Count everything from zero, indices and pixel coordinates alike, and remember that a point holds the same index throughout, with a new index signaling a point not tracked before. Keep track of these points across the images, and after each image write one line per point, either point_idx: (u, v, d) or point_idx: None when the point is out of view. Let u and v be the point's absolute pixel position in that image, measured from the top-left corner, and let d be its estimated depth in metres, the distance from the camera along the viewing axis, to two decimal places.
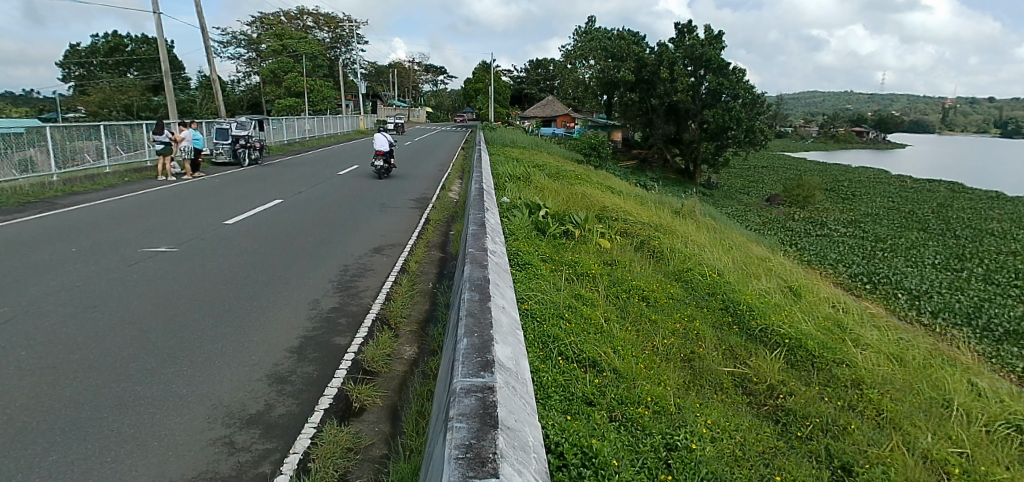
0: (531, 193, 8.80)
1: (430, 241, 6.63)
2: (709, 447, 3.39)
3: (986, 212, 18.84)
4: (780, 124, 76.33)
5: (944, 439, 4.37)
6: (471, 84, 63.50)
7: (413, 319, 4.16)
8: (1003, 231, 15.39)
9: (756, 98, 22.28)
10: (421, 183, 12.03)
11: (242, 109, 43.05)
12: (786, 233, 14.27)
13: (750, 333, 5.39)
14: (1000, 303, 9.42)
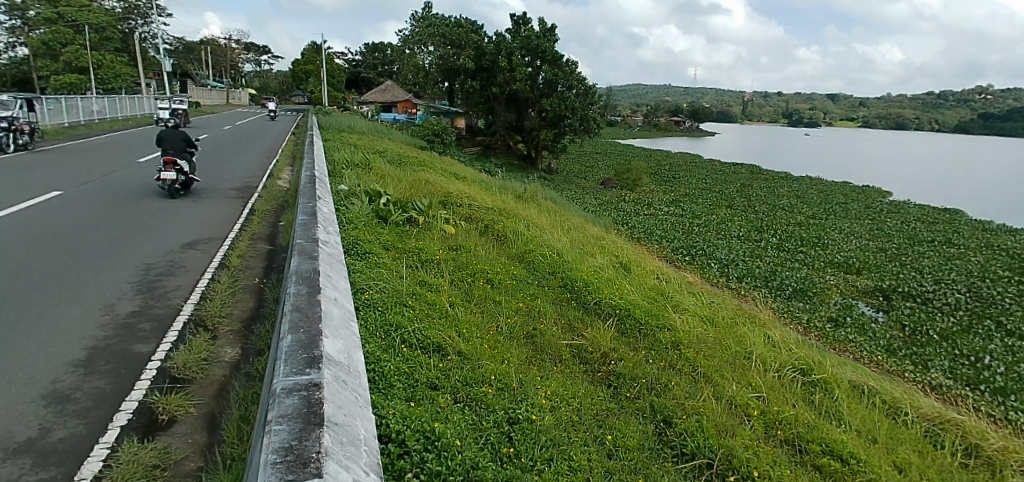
0: (371, 180, 8.57)
1: (256, 233, 6.18)
2: (548, 416, 3.68)
3: (779, 190, 22.12)
4: (610, 111, 81.92)
5: (746, 385, 5.20)
6: (300, 65, 59.57)
7: (235, 319, 3.87)
8: (790, 205, 18.20)
9: (589, 89, 23.65)
10: (242, 171, 11.03)
11: (6, 87, 35.81)
12: (618, 212, 15.54)
13: (586, 306, 5.81)
14: (788, 266, 11.22)
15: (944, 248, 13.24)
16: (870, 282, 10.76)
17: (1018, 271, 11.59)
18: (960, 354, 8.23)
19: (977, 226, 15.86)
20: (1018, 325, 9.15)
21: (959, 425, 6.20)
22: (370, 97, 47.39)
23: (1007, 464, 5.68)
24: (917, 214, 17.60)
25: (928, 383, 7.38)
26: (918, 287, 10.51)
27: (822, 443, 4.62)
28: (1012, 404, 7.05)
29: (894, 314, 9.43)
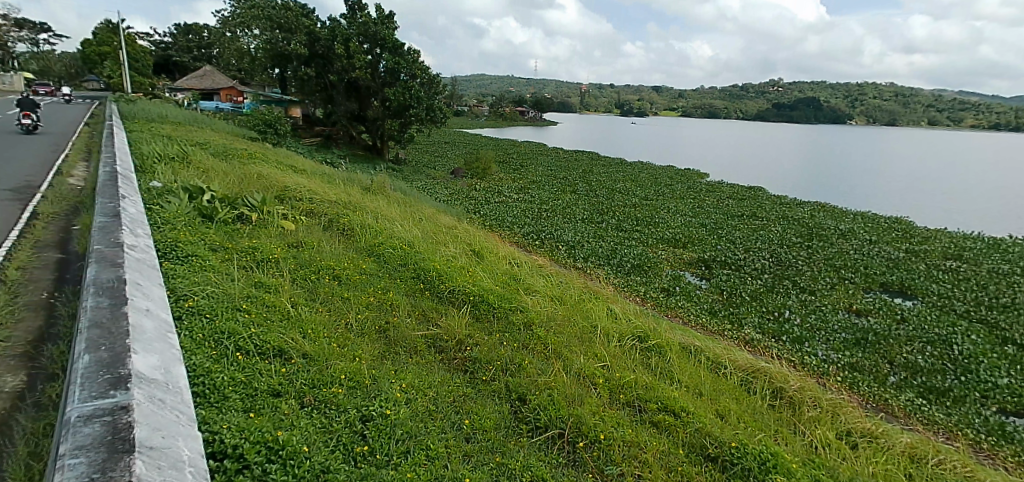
0: (191, 176, 7.77)
1: (42, 240, 5.29)
2: (403, 409, 3.75)
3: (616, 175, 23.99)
4: (454, 101, 82.12)
5: (592, 357, 5.69)
6: (92, 47, 51.36)
7: (16, 341, 3.33)
8: (625, 188, 19.81)
9: (433, 78, 23.55)
10: (14, 169, 9.29)
11: None
12: (469, 201, 15.76)
13: (440, 295, 5.84)
14: (626, 244, 12.23)
15: (750, 220, 15.35)
16: (695, 254, 12.13)
17: (805, 237, 13.84)
18: (766, 311, 9.66)
19: (774, 201, 18.58)
20: (807, 282, 10.97)
21: (767, 372, 7.25)
22: (185, 84, 42.28)
23: (802, 400, 6.80)
24: (728, 192, 20.12)
25: (743, 338, 8.56)
26: (732, 256, 12.06)
27: (658, 401, 5.24)
28: (808, 350, 8.55)
29: (714, 281, 10.74)
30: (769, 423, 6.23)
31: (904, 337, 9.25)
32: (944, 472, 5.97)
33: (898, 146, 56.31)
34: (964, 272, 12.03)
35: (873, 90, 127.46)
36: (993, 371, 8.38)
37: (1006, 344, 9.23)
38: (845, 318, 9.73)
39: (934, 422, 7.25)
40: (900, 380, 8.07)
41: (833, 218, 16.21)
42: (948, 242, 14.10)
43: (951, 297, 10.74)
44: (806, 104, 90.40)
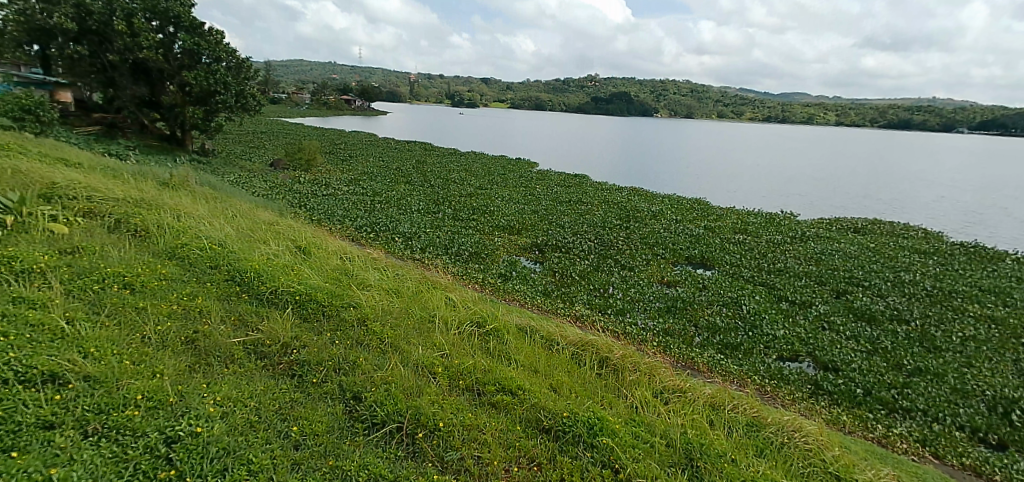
0: None
1: None
2: (218, 424, 4.12)
3: (450, 165, 24.21)
4: (272, 87, 75.98)
5: (431, 347, 5.84)
6: None
7: None
8: (459, 178, 20.05)
9: (242, 62, 21.71)
10: None
11: None
12: (293, 195, 14.80)
13: (260, 298, 5.77)
14: (463, 233, 12.43)
15: (576, 205, 16.51)
16: (529, 240, 12.73)
17: (624, 219, 15.26)
18: (593, 288, 10.48)
19: (596, 187, 20.15)
20: (627, 260, 12.12)
21: (595, 344, 7.88)
22: None
23: (624, 367, 7.50)
24: (556, 179, 21.37)
25: (575, 315, 9.21)
26: (562, 239, 12.88)
27: (495, 383, 5.58)
28: (630, 321, 9.48)
29: (547, 264, 11.40)
30: (597, 391, 6.89)
31: (705, 301, 10.71)
32: (738, 414, 7.01)
33: (700, 136, 64.24)
34: (749, 243, 14.21)
35: (672, 86, 144.45)
36: (771, 324, 10.08)
37: (780, 301, 11.17)
38: (658, 289, 10.95)
39: (730, 372, 8.50)
40: (704, 340, 9.35)
41: (646, 201, 18.05)
42: (736, 218, 16.54)
43: (740, 265, 12.64)
44: (622, 98, 99.20)
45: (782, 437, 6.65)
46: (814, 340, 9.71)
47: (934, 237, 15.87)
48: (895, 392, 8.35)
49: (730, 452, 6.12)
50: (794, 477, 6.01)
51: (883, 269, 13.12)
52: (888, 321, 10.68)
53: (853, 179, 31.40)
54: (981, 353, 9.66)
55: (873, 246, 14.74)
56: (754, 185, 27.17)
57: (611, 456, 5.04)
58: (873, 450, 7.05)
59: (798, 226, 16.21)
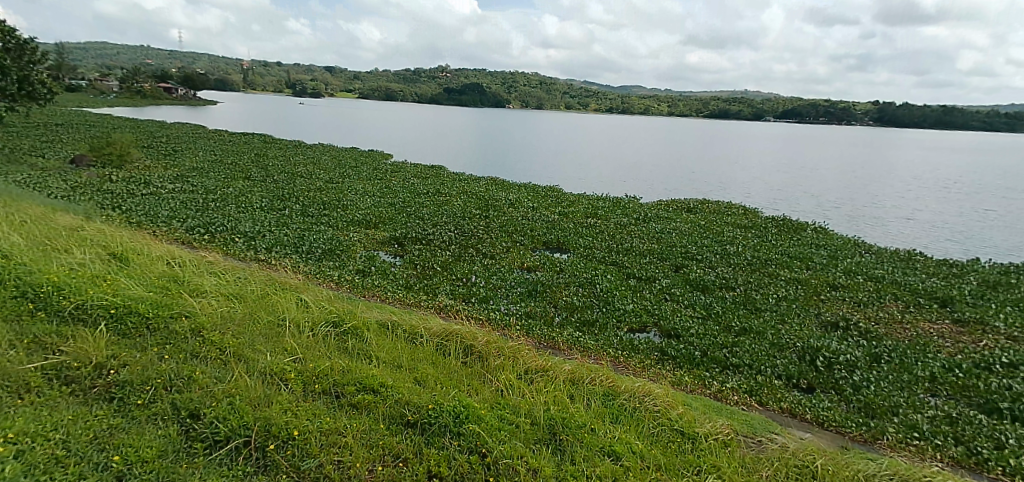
0: None
1: None
2: (13, 465, 3.70)
3: (294, 158, 22.87)
4: (70, 73, 65.58)
5: (282, 352, 5.73)
6: None
7: None
8: (306, 172, 18.99)
9: (25, 43, 18.54)
10: None
11: None
12: (105, 196, 12.95)
13: (62, 315, 5.41)
14: (314, 229, 11.84)
15: (434, 196, 16.43)
16: (387, 233, 12.44)
17: (483, 208, 15.50)
18: (455, 278, 10.54)
19: (454, 177, 20.23)
20: (487, 248, 12.33)
21: (459, 333, 7.93)
22: None
23: (489, 352, 7.66)
24: (413, 171, 21.04)
25: (439, 305, 9.19)
26: (421, 231, 12.76)
27: (355, 383, 5.55)
28: (493, 307, 9.70)
29: (407, 257, 11.23)
30: (463, 379, 6.95)
31: (563, 283, 11.27)
32: (596, 386, 7.47)
33: (553, 127, 67.24)
34: (598, 226, 15.17)
35: (523, 79, 149.22)
36: (622, 300, 10.90)
37: (629, 278, 12.10)
38: (519, 275, 11.29)
39: (587, 348, 9.03)
40: (563, 319, 9.86)
41: (503, 190, 18.45)
42: (587, 204, 17.53)
43: (592, 247, 13.45)
44: (477, 90, 100.39)
45: (634, 403, 7.20)
46: (659, 311, 10.67)
47: (751, 213, 18.14)
48: (726, 352, 9.47)
49: (589, 423, 6.49)
50: (646, 438, 6.52)
51: (713, 243, 14.75)
52: (718, 289, 12.05)
53: (686, 164, 34.87)
54: (790, 310, 11.30)
55: (704, 223, 16.49)
56: (603, 172, 29.07)
57: (478, 441, 5.16)
58: (712, 404, 7.89)
59: (640, 209, 17.62)
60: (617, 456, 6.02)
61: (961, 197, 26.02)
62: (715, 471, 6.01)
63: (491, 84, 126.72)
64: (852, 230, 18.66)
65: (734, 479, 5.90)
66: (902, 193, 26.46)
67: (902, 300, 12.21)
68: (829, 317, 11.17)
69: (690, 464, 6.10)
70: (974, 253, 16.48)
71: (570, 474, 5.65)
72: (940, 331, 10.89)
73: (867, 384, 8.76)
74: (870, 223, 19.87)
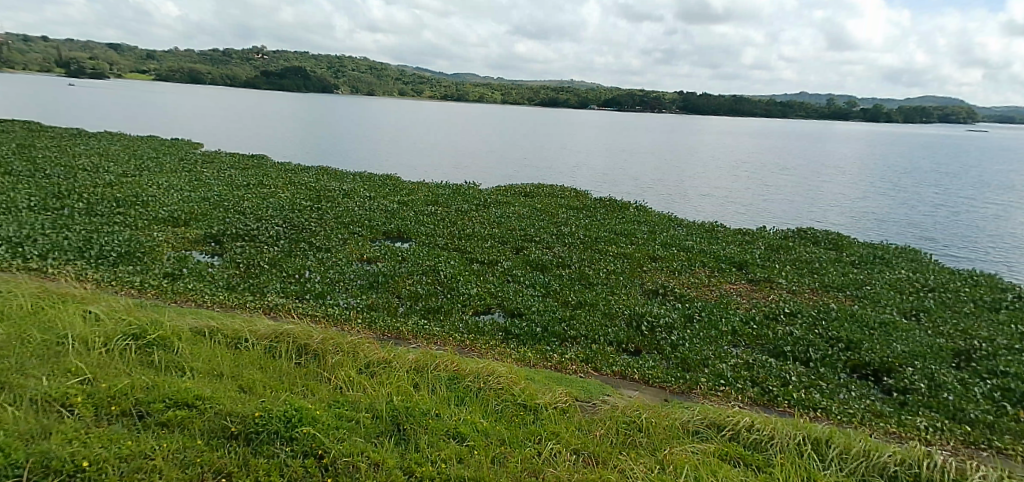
0: None
1: None
2: None
3: (73, 149, 19.59)
4: None
5: (65, 374, 5.30)
6: None
7: None
8: (92, 165, 16.40)
9: None
10: None
11: None
12: None
13: None
14: (106, 230, 10.37)
15: (256, 189, 15.20)
16: (200, 231, 11.31)
17: (314, 200, 14.70)
18: (286, 275, 9.92)
19: (279, 168, 18.91)
20: (321, 242, 11.75)
21: (290, 333, 7.46)
22: None
23: (326, 350, 7.31)
24: (229, 163, 19.21)
25: (267, 306, 8.57)
26: (243, 227, 11.78)
27: (165, 399, 5.18)
28: (331, 302, 9.29)
29: (227, 256, 10.35)
30: (297, 381, 6.56)
31: (405, 272, 11.13)
32: (440, 371, 7.50)
33: (390, 115, 65.76)
34: (439, 213, 15.20)
35: (354, 64, 143.17)
36: (466, 284, 11.08)
37: (472, 263, 12.32)
38: (358, 267, 10.95)
39: (433, 334, 9.04)
40: (406, 308, 9.78)
41: (335, 180, 17.62)
42: (426, 191, 17.44)
43: (433, 235, 13.44)
44: (302, 75, 94.15)
45: (478, 383, 7.36)
46: (501, 293, 11.03)
47: (582, 195, 19.43)
48: (565, 325, 10.11)
49: (434, 409, 6.51)
50: (491, 415, 6.73)
51: (549, 224, 15.58)
52: (554, 267, 12.77)
53: (522, 151, 36.32)
54: (619, 282, 12.37)
55: (541, 206, 17.33)
56: (442, 161, 29.16)
57: (314, 443, 5.00)
58: (552, 376, 8.36)
59: (479, 195, 17.96)
60: (461, 437, 6.11)
61: (749, 175, 30.41)
62: (554, 437, 6.38)
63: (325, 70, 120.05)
64: (667, 207, 20.87)
65: (572, 442, 6.32)
66: (704, 173, 30.17)
67: (709, 266, 13.99)
68: (651, 286, 12.43)
69: (531, 435, 6.41)
70: (761, 222, 19.39)
71: (415, 461, 5.61)
72: (738, 290, 12.68)
73: (684, 342, 9.93)
74: (679, 200, 22.38)
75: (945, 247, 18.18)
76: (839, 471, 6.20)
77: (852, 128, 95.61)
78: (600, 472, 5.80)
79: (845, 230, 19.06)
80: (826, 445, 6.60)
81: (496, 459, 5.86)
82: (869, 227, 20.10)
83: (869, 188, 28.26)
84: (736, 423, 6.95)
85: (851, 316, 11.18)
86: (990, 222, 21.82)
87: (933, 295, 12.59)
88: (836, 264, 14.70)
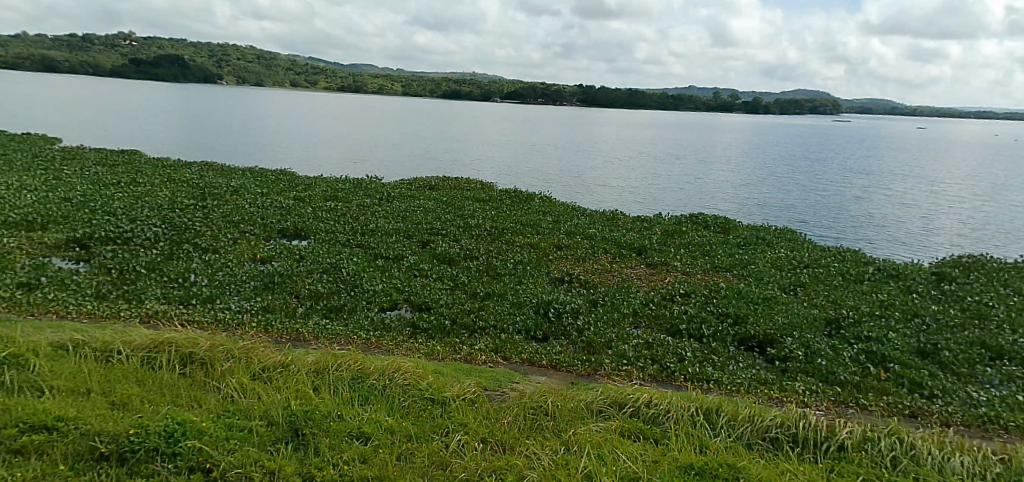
0: None
1: None
2: None
3: None
4: None
5: None
6: None
7: None
8: None
9: None
10: None
11: None
12: None
13: None
14: None
15: (129, 188, 13.93)
16: (61, 236, 10.25)
17: (198, 198, 13.72)
18: (167, 280, 9.24)
19: (156, 164, 17.46)
20: (208, 242, 11.04)
21: (172, 341, 6.94)
22: None
23: (215, 357, 6.87)
24: (96, 160, 17.42)
25: (145, 314, 7.94)
26: (114, 229, 10.79)
27: (18, 424, 4.78)
28: (220, 306, 8.74)
29: (95, 261, 9.47)
30: (181, 393, 6.13)
31: (304, 271, 10.67)
32: (342, 372, 7.25)
33: (285, 107, 62.52)
34: (339, 209, 14.72)
35: (242, 52, 134.15)
36: (370, 281, 10.82)
37: (376, 259, 12.04)
38: (251, 268, 10.38)
39: (336, 334, 8.74)
40: (307, 309, 9.39)
41: (222, 176, 16.52)
42: (325, 187, 16.80)
43: (334, 231, 13.00)
44: (181, 64, 86.83)
45: (383, 381, 7.19)
46: (408, 288, 10.87)
47: (487, 187, 19.54)
48: (473, 316, 10.16)
49: (337, 411, 6.30)
50: (397, 413, 6.61)
51: (455, 217, 15.52)
52: (462, 260, 12.76)
53: (427, 144, 35.90)
54: (526, 271, 12.59)
55: (446, 199, 17.25)
56: (343, 156, 28.19)
57: (200, 457, 4.77)
58: (461, 368, 8.34)
59: (381, 189, 17.54)
60: (365, 437, 5.96)
61: (645, 165, 31.93)
62: (461, 429, 6.39)
63: (208, 59, 111.62)
64: (570, 198, 21.48)
65: (479, 432, 6.36)
66: (604, 164, 31.33)
67: (610, 252, 14.57)
68: (557, 274, 12.75)
69: (439, 428, 6.37)
70: (657, 209, 20.45)
71: (315, 466, 5.40)
72: (638, 274, 13.32)
73: (589, 326, 10.29)
74: (581, 191, 23.10)
75: (817, 227, 20.11)
76: (728, 437, 6.69)
77: (738, 120, 103.02)
78: (507, 458, 5.89)
79: (731, 215, 20.55)
80: (716, 414, 7.08)
81: (402, 457, 5.76)
82: (752, 211, 21.84)
83: (752, 175, 30.66)
84: (636, 400, 7.30)
85: (739, 294, 12.09)
86: (853, 204, 24.40)
87: (808, 270, 13.90)
88: (724, 246, 15.83)
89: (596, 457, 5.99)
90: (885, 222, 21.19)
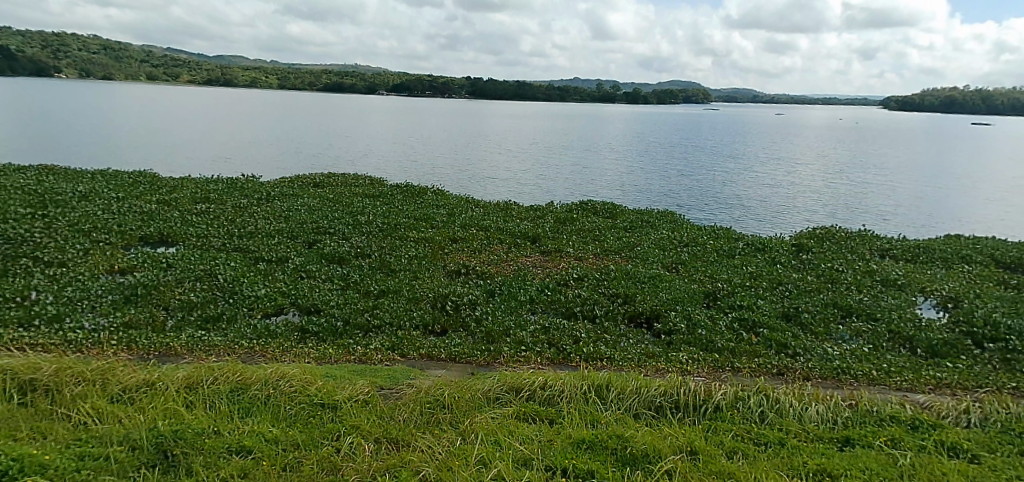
0: None
1: None
2: None
3: None
4: None
5: None
6: None
7: None
8: None
9: None
10: None
11: None
12: None
13: None
14: None
15: None
16: None
17: (39, 207, 12.22)
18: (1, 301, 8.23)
19: None
20: (52, 255, 9.91)
21: (6, 369, 6.21)
22: None
23: (64, 382, 6.24)
24: None
25: None
26: None
27: None
28: (71, 327, 7.88)
29: None
30: (21, 425, 5.50)
31: (173, 280, 9.86)
32: (220, 385, 6.77)
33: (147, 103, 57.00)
34: (212, 212, 13.73)
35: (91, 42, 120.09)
36: (252, 286, 10.21)
37: (257, 262, 11.38)
38: (108, 281, 9.45)
39: (214, 346, 8.17)
40: (178, 321, 8.70)
41: (67, 181, 14.79)
42: (194, 189, 15.56)
43: (207, 236, 12.11)
44: (14, 57, 76.19)
45: (267, 390, 6.82)
46: (295, 291, 10.38)
47: (376, 182, 19.04)
48: (367, 315, 9.92)
49: (212, 427, 5.87)
50: (284, 422, 6.32)
51: (343, 215, 15.00)
52: (353, 258, 12.38)
53: (313, 140, 34.37)
54: (421, 266, 12.46)
55: (332, 197, 16.59)
56: (218, 155, 26.31)
57: None
58: (355, 370, 8.09)
59: (260, 188, 16.55)
60: (247, 451, 5.61)
61: (535, 156, 32.68)
62: (354, 431, 6.21)
63: (49, 48, 98.77)
64: (464, 191, 21.50)
65: (372, 432, 6.23)
66: (495, 156, 31.69)
67: (505, 243, 14.77)
68: (453, 266, 12.73)
69: (330, 432, 6.16)
70: (548, 199, 21.03)
71: None
72: (533, 262, 13.61)
73: (486, 316, 10.40)
74: (473, 184, 23.20)
75: (695, 209, 21.66)
76: (617, 409, 7.07)
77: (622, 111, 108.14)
78: (401, 455, 5.79)
79: (617, 201, 21.58)
80: (606, 389, 7.42)
81: (288, 466, 5.51)
82: (637, 196, 23.09)
83: (634, 163, 32.38)
84: (532, 384, 7.50)
85: (627, 274, 12.74)
86: (725, 186, 26.57)
87: (688, 249, 14.94)
88: (612, 230, 16.59)
89: (491, 444, 6.08)
90: (753, 202, 23.25)
